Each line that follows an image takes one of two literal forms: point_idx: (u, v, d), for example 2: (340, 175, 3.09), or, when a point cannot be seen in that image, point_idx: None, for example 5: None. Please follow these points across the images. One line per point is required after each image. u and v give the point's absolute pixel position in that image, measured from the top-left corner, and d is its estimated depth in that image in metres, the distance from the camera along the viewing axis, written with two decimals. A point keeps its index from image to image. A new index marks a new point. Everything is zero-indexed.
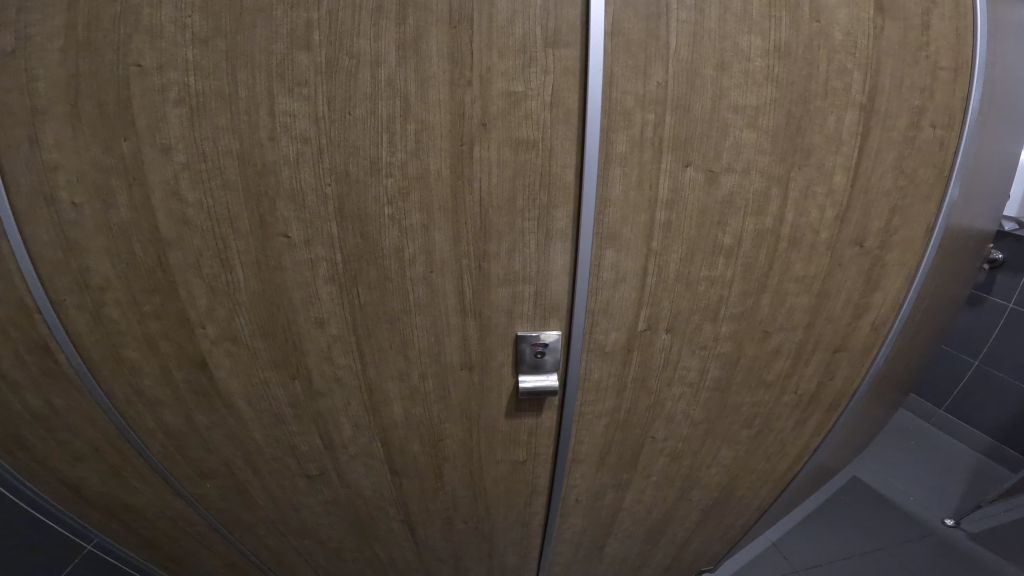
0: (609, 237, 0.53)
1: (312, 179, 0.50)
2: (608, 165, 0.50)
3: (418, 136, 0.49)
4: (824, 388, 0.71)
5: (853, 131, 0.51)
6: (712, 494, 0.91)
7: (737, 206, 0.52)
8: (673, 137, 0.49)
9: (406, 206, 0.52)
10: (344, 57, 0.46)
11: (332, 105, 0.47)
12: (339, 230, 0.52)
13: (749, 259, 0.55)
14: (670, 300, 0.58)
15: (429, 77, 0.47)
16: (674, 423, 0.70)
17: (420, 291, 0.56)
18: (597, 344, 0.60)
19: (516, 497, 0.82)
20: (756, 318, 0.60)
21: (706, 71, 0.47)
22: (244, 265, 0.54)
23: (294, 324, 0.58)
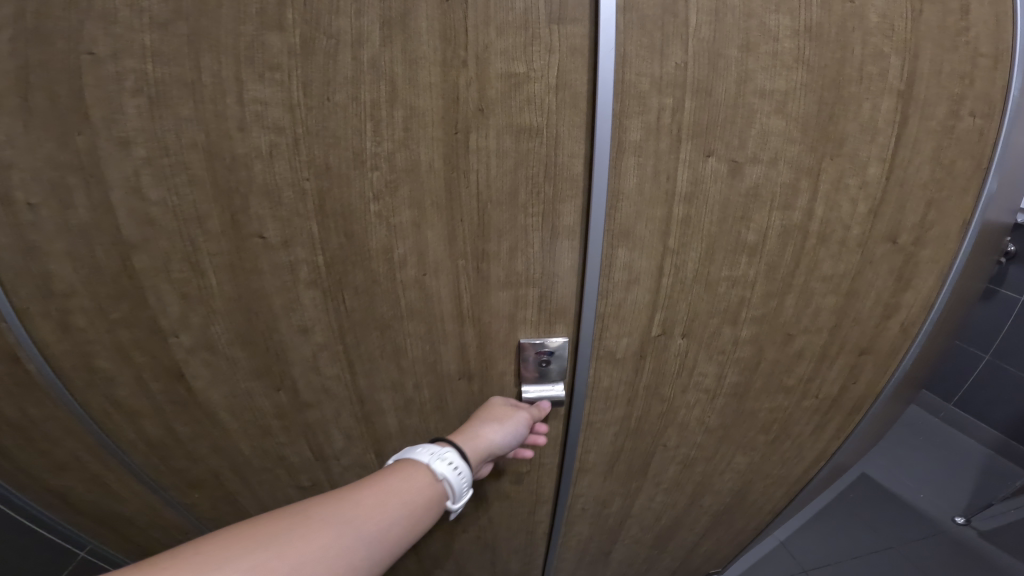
0: (621, 234, 0.49)
1: (289, 175, 0.47)
2: (620, 154, 0.45)
3: (407, 124, 0.45)
4: (847, 391, 0.67)
5: (890, 118, 0.46)
6: (724, 499, 0.87)
7: (763, 200, 0.48)
8: (693, 122, 0.44)
9: (394, 202, 0.48)
10: (321, 37, 0.42)
11: (309, 91, 0.44)
12: (321, 230, 0.50)
13: (774, 257, 0.51)
14: (686, 303, 0.53)
15: (419, 59, 0.43)
16: (687, 430, 0.66)
17: (412, 294, 0.54)
18: (607, 351, 0.56)
19: (519, 506, 0.78)
20: (779, 320, 0.55)
21: (731, 51, 0.42)
22: (217, 269, 0.53)
23: (276, 331, 0.57)
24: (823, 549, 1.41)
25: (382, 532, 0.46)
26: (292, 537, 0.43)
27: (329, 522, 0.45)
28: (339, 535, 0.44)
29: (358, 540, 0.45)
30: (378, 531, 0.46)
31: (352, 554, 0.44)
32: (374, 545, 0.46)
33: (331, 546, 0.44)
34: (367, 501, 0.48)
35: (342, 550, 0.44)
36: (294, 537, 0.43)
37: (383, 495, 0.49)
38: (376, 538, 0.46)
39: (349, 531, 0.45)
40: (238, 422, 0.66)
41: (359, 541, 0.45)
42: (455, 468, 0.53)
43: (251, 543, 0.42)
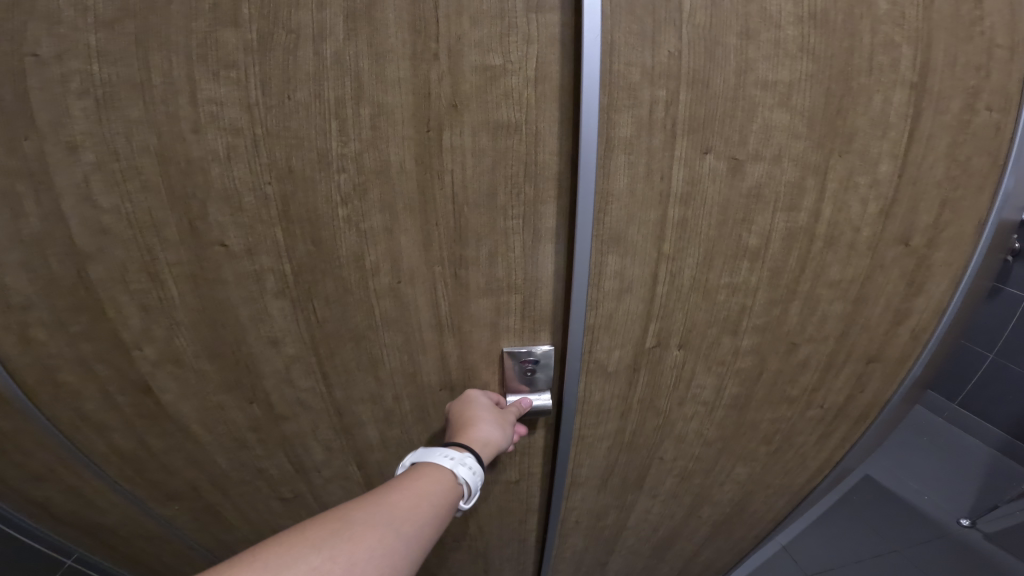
0: (610, 239, 0.45)
1: (248, 177, 0.45)
2: (609, 151, 0.41)
3: (375, 122, 0.44)
4: (853, 400, 0.63)
5: (903, 113, 0.42)
6: (724, 509, 0.83)
7: (766, 200, 0.44)
8: (688, 118, 0.41)
9: (365, 207, 0.47)
10: (281, 32, 0.40)
11: (267, 88, 0.42)
12: (287, 236, 0.48)
13: (777, 262, 0.48)
14: (683, 312, 0.50)
15: (387, 52, 0.41)
16: (685, 443, 0.63)
17: (387, 303, 0.53)
18: (598, 363, 0.53)
19: (509, 516, 0.75)
20: (782, 329, 0.52)
21: (729, 39, 0.38)
22: (177, 279, 0.51)
23: (244, 342, 0.55)
24: (823, 551, 1.39)
25: (422, 532, 0.44)
26: (338, 544, 0.40)
27: (370, 526, 0.42)
28: (384, 539, 0.41)
29: (401, 542, 0.42)
30: (419, 531, 0.43)
31: (396, 557, 0.41)
32: (417, 546, 0.43)
33: (376, 551, 0.41)
34: (404, 501, 0.45)
35: (387, 554, 0.41)
36: (341, 542, 0.40)
37: (417, 496, 0.46)
38: (417, 539, 0.43)
39: (392, 534, 0.42)
40: (212, 435, 0.64)
41: (402, 543, 0.42)
42: (476, 472, 0.50)
43: (300, 548, 0.39)
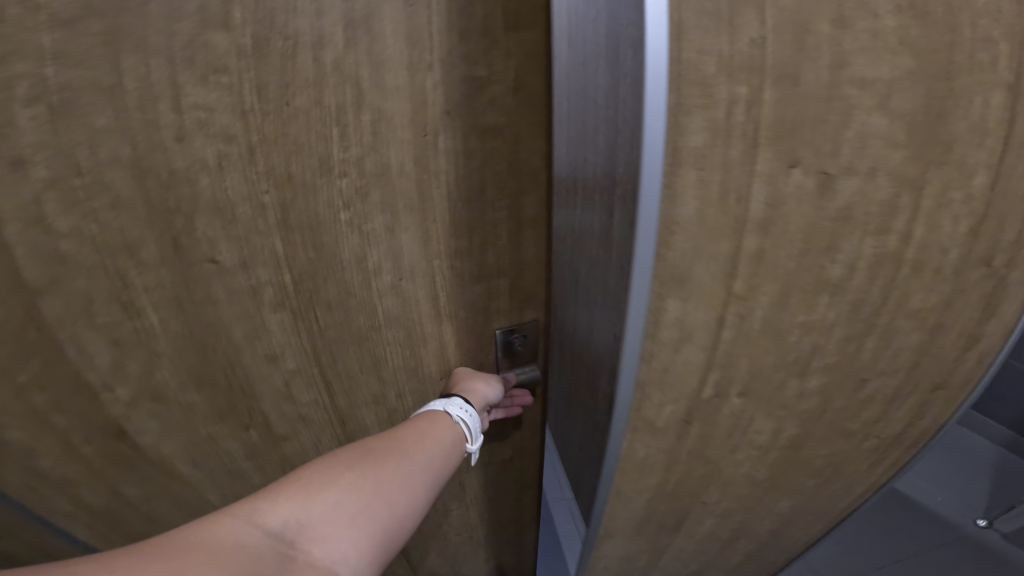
0: (673, 279, 0.37)
1: (244, 187, 0.45)
2: (676, 165, 0.33)
3: (376, 127, 0.45)
4: (911, 429, 0.57)
5: (1000, 117, 0.36)
6: (759, 540, 0.77)
7: (856, 223, 0.38)
8: (774, 122, 0.33)
9: (366, 207, 0.49)
10: (277, 37, 0.40)
11: (264, 95, 0.41)
12: (287, 245, 0.49)
13: (860, 294, 0.41)
14: (748, 358, 0.43)
15: (385, 61, 0.42)
16: (731, 486, 0.56)
17: (389, 303, 0.56)
18: (646, 421, 0.44)
19: (506, 494, 0.88)
20: (855, 365, 0.46)
21: (820, 27, 0.31)
22: (158, 304, 0.49)
23: (238, 362, 0.55)
24: (854, 554, 1.33)
25: (434, 462, 0.52)
26: (366, 464, 0.48)
27: (391, 452, 0.50)
28: (404, 464, 0.49)
29: (418, 468, 0.50)
30: (430, 461, 0.52)
31: (416, 480, 0.49)
32: (433, 472, 0.51)
33: (398, 473, 0.49)
34: (417, 436, 0.53)
35: (408, 477, 0.49)
36: (368, 463, 0.48)
37: (426, 433, 0.54)
38: (430, 468, 0.51)
39: (410, 460, 0.50)
40: (201, 470, 0.62)
41: (421, 466, 0.51)
42: (468, 412, 0.57)
43: (335, 468, 0.46)
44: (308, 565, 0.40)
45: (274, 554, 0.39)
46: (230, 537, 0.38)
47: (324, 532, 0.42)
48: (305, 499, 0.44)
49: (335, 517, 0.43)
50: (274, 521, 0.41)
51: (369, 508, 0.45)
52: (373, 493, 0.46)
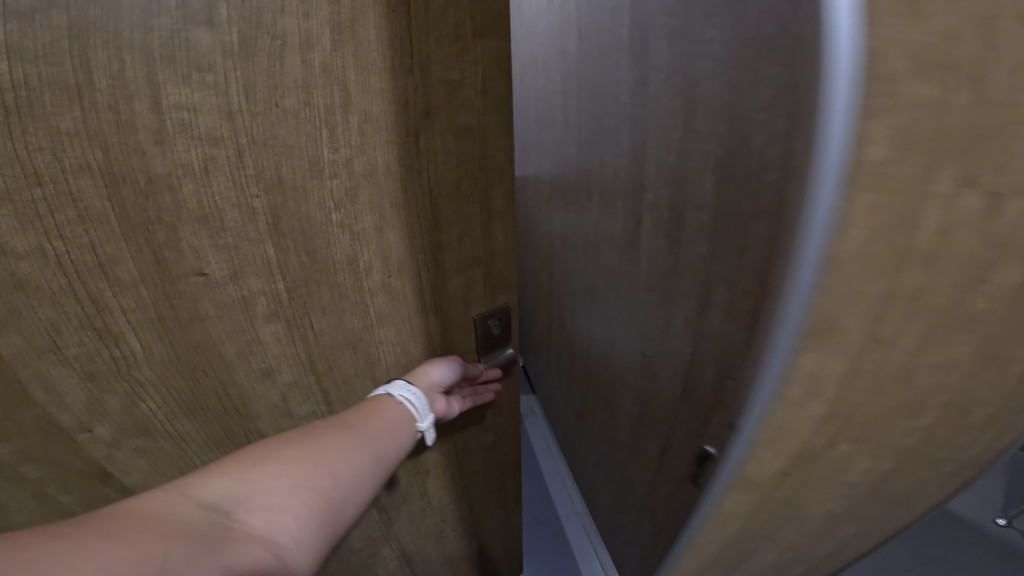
0: (823, 330, 0.35)
1: (233, 194, 0.49)
2: (850, 190, 0.30)
3: (363, 129, 0.55)
4: (989, 452, 0.52)
5: None
6: (809, 564, 0.72)
7: (1015, 253, 0.33)
8: (962, 132, 0.30)
9: (355, 208, 0.58)
10: (264, 37, 0.45)
11: (252, 96, 0.47)
12: (279, 251, 0.54)
13: (994, 330, 0.37)
14: (871, 406, 0.39)
15: (370, 64, 0.53)
16: (807, 522, 0.51)
17: (380, 300, 0.65)
18: (744, 477, 0.44)
19: (491, 470, 1.01)
20: (968, 399, 0.41)
21: (1006, 25, 0.28)
22: (138, 326, 0.49)
23: (232, 382, 0.58)
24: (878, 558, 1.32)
25: (373, 438, 0.59)
26: (307, 441, 0.54)
27: (331, 431, 0.57)
28: (344, 440, 0.56)
29: (359, 442, 0.57)
30: (371, 437, 0.59)
31: (356, 453, 0.56)
32: (371, 451, 0.58)
33: (339, 446, 0.55)
34: (352, 419, 0.60)
35: (348, 451, 0.56)
36: (309, 440, 0.55)
37: (367, 414, 0.62)
38: (369, 443, 0.58)
39: (351, 436, 0.57)
40: None
41: (356, 444, 0.57)
42: (412, 392, 0.66)
43: (278, 446, 0.53)
44: (247, 530, 0.46)
45: (212, 520, 0.44)
46: (168, 506, 0.43)
47: (261, 501, 0.48)
48: (240, 475, 0.49)
49: (271, 488, 0.49)
50: (211, 494, 0.46)
51: (304, 480, 0.51)
52: (314, 464, 0.52)
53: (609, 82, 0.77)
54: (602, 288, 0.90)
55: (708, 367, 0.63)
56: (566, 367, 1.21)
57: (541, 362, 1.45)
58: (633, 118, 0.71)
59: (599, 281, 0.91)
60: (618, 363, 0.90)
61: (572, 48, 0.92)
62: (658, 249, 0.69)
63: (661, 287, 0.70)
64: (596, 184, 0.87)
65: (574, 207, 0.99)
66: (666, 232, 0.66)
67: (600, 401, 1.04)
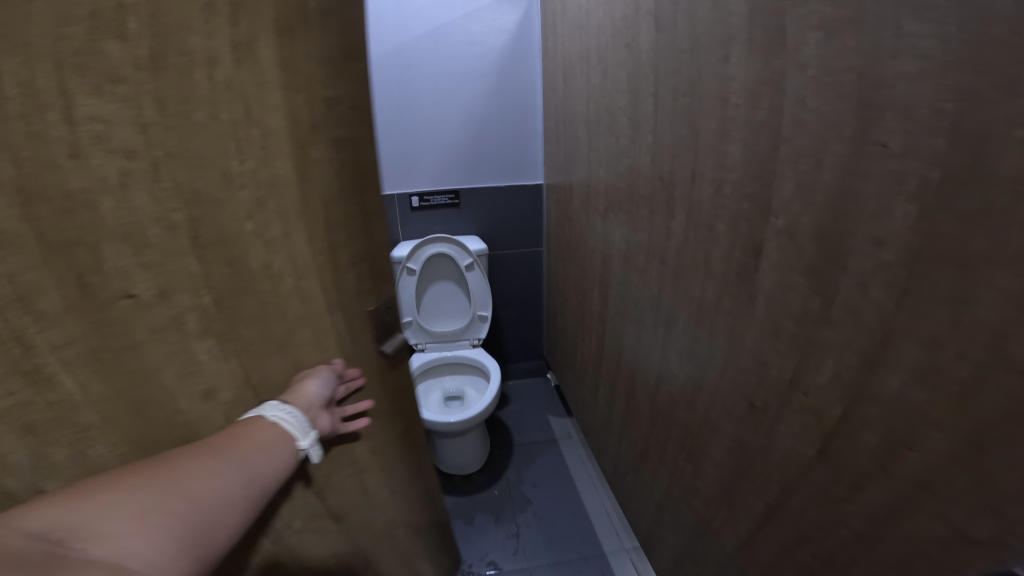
0: None
1: (151, 210, 0.41)
2: None
3: (267, 141, 0.48)
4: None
5: None
6: None
7: None
8: None
9: (265, 217, 0.50)
10: (173, 51, 0.39)
11: (164, 106, 0.40)
12: (202, 267, 0.46)
13: None
14: None
15: (268, 80, 0.47)
16: None
17: (296, 305, 0.57)
18: None
19: (424, 481, 0.96)
20: None
21: None
22: (71, 366, 0.39)
23: (175, 411, 0.49)
24: None
25: (240, 460, 0.51)
26: (156, 465, 0.45)
27: (187, 455, 0.48)
28: (204, 463, 0.48)
29: (220, 465, 0.49)
30: (238, 460, 0.51)
31: (218, 476, 0.48)
32: (239, 476, 0.50)
33: (197, 470, 0.47)
34: (214, 441, 0.51)
35: (208, 474, 0.47)
36: (158, 465, 0.45)
37: (234, 436, 0.52)
38: (235, 465, 0.50)
39: (210, 459, 0.48)
40: None
41: (219, 467, 0.49)
42: (288, 412, 0.56)
43: (119, 473, 0.43)
44: (86, 560, 0.37)
45: (40, 554, 0.35)
46: None
47: (103, 527, 0.38)
48: (70, 504, 0.39)
49: (113, 512, 0.40)
50: (35, 526, 0.36)
51: (157, 505, 0.42)
52: (164, 488, 0.43)
53: (711, 80, 0.66)
54: (685, 322, 0.82)
55: (871, 429, 0.51)
56: (629, 400, 1.12)
57: (589, 384, 1.38)
58: (750, 121, 0.60)
59: (685, 312, 0.81)
60: (708, 404, 0.81)
61: (643, 41, 0.82)
62: (793, 286, 0.57)
63: (793, 332, 0.59)
64: (682, 195, 0.76)
65: (644, 225, 0.90)
66: (809, 268, 0.54)
67: (675, 445, 0.95)
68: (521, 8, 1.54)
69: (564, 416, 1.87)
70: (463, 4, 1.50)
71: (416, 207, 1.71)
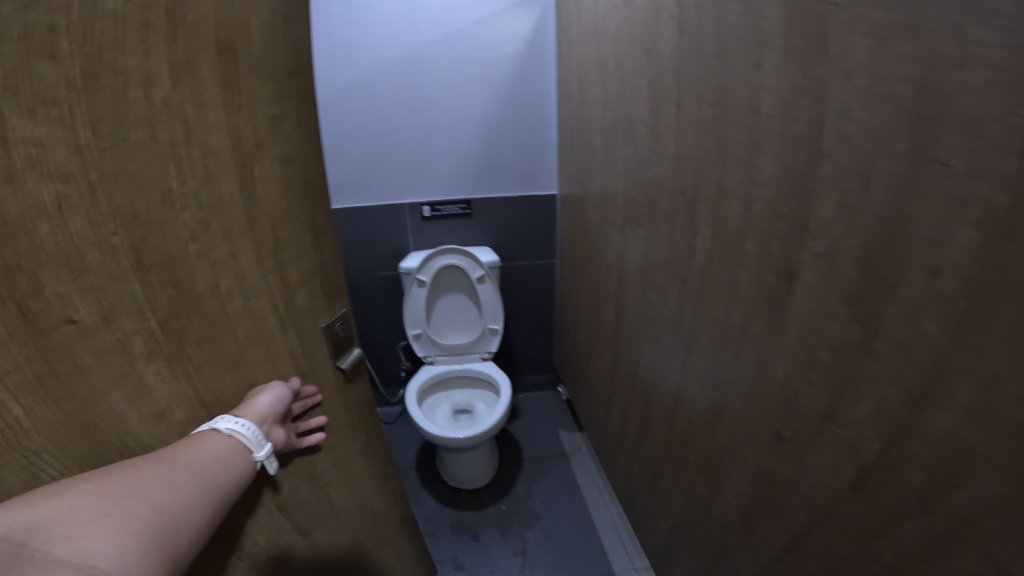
0: None
1: (90, 233, 0.43)
2: None
3: (207, 161, 0.51)
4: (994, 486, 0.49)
5: None
6: None
7: None
8: None
9: (210, 238, 0.53)
10: (107, 75, 0.42)
11: (100, 131, 0.42)
12: (146, 288, 0.48)
13: None
14: None
15: (207, 101, 0.50)
16: None
17: (246, 322, 0.59)
18: None
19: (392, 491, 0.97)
20: None
21: None
22: (19, 393, 0.40)
23: (128, 432, 0.50)
24: None
25: (197, 467, 0.51)
26: (112, 472, 0.45)
27: (142, 462, 0.48)
28: (161, 469, 0.48)
29: (178, 470, 0.49)
30: (195, 466, 0.51)
31: (177, 480, 0.48)
32: (182, 486, 0.49)
33: (154, 475, 0.47)
34: (167, 451, 0.51)
35: (167, 478, 0.47)
36: (113, 472, 0.45)
37: (187, 446, 0.52)
38: (193, 470, 0.50)
39: (167, 466, 0.48)
40: None
41: (177, 472, 0.49)
42: (241, 423, 0.57)
43: (73, 480, 0.43)
44: (51, 560, 0.37)
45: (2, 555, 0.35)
46: None
47: (64, 529, 0.38)
48: (25, 510, 0.38)
49: (72, 516, 0.40)
50: None
51: (116, 508, 0.42)
52: (122, 492, 0.43)
53: (738, 89, 0.62)
54: (708, 344, 0.77)
55: (912, 468, 0.46)
56: (645, 419, 1.07)
57: (602, 401, 1.33)
58: (785, 133, 0.55)
59: (708, 334, 0.77)
60: (730, 431, 0.76)
61: (666, 46, 0.78)
62: (833, 316, 0.53)
63: (829, 363, 0.54)
64: (708, 211, 0.72)
65: (665, 240, 0.85)
66: (851, 296, 0.50)
67: (694, 472, 0.89)
68: (536, 14, 1.50)
69: (575, 431, 1.81)
70: (476, 9, 1.48)
71: (428, 216, 1.68)
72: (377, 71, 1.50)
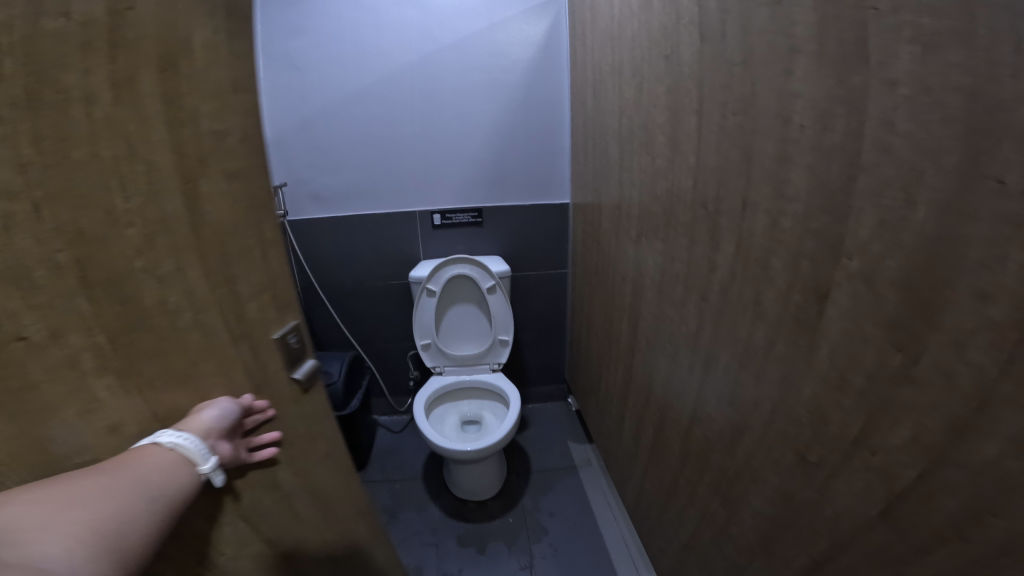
0: None
1: (34, 251, 0.37)
2: None
3: (152, 177, 0.44)
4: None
5: None
6: None
7: None
8: None
9: (156, 253, 0.46)
10: (47, 91, 0.36)
11: (42, 146, 0.36)
12: (95, 309, 0.42)
13: None
14: None
15: (159, 102, 0.43)
16: None
17: (197, 339, 0.52)
18: None
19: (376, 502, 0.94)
20: None
21: None
22: None
23: (82, 449, 0.46)
24: None
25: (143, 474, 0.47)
26: (52, 480, 0.41)
27: (83, 471, 0.44)
28: (104, 477, 0.44)
29: (125, 477, 0.45)
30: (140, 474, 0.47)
31: (124, 487, 0.45)
32: (145, 487, 0.46)
33: (100, 481, 0.43)
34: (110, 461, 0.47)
35: (114, 484, 0.44)
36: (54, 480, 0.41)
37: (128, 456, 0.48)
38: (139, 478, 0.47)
39: (111, 473, 0.45)
40: None
41: (125, 479, 0.45)
42: (185, 436, 0.50)
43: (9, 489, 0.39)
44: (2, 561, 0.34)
45: None
46: None
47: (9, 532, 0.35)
48: None
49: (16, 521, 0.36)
50: None
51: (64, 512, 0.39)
52: (67, 499, 0.40)
53: (765, 97, 0.59)
54: (726, 363, 0.75)
55: (951, 495, 0.43)
56: (659, 435, 1.03)
57: (614, 415, 1.30)
58: (816, 144, 0.53)
59: (727, 353, 0.74)
60: (750, 453, 0.72)
61: (685, 52, 0.76)
62: (869, 340, 0.49)
63: (863, 389, 0.51)
64: (728, 222, 0.70)
65: (683, 253, 0.83)
66: (893, 321, 0.46)
67: (710, 491, 0.86)
68: (548, 19, 1.48)
69: (585, 442, 1.79)
70: (488, 14, 1.46)
71: (438, 224, 1.67)
72: (389, 76, 1.49)
